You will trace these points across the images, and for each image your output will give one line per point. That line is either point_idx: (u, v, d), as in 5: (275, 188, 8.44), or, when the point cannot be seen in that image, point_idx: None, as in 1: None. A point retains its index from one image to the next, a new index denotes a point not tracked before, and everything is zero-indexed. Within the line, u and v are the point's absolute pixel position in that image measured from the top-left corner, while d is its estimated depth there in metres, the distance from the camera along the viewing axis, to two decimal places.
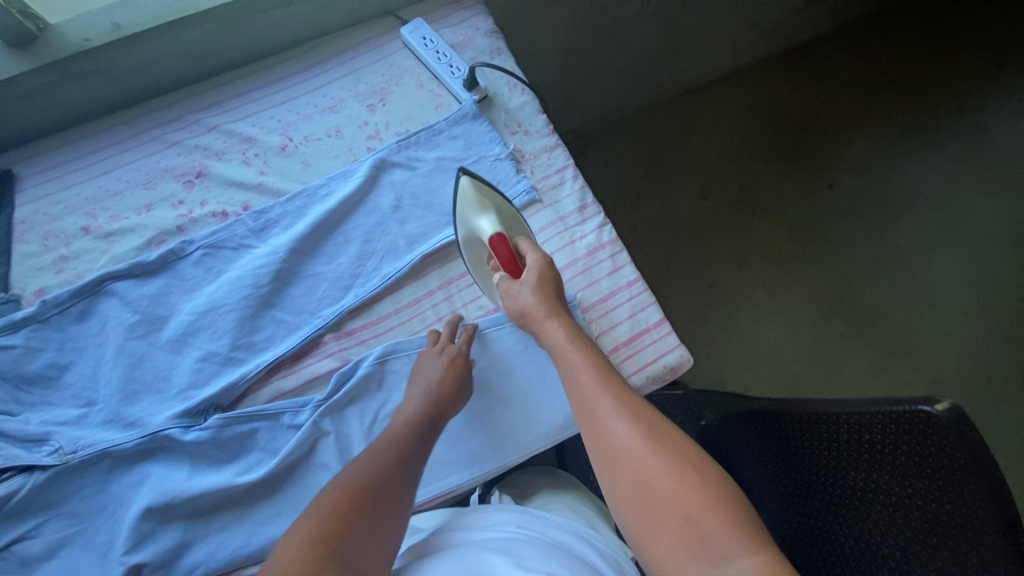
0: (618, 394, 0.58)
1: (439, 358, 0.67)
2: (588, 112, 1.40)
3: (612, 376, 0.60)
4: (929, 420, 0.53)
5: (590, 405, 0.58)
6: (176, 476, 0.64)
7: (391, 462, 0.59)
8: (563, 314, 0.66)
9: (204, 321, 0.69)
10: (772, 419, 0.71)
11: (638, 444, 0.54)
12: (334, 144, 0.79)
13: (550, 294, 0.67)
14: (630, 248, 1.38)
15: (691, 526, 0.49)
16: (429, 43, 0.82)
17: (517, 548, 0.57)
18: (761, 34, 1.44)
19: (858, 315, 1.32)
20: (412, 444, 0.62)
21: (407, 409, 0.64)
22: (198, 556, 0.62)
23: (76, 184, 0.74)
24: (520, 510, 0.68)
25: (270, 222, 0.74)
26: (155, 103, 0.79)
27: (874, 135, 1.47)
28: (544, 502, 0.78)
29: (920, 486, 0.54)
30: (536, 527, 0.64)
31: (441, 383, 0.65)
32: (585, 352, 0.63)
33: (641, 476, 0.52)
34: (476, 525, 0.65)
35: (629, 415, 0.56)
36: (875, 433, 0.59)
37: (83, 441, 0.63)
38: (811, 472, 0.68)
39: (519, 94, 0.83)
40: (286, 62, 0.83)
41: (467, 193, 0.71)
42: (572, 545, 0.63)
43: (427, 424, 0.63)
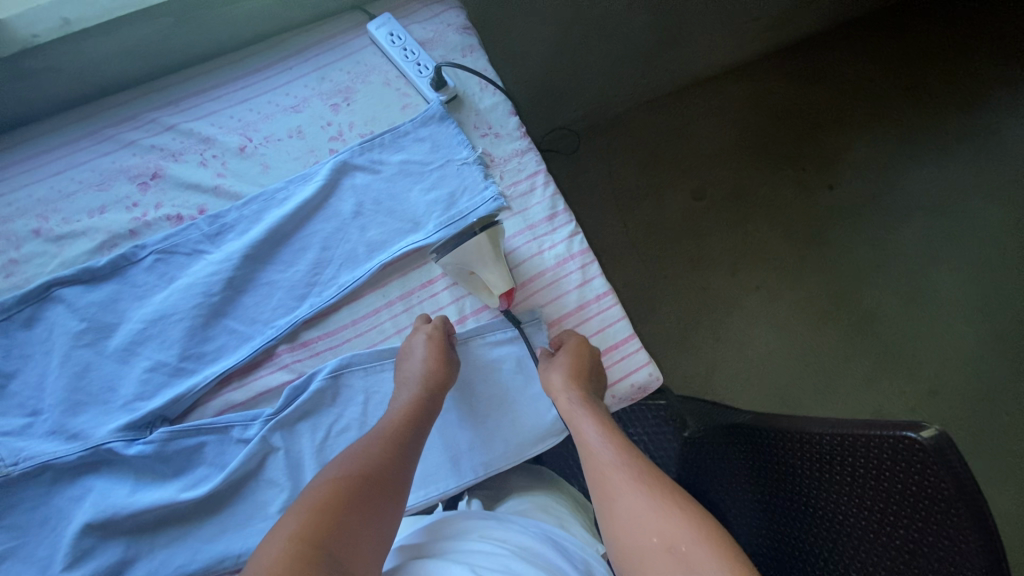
0: (617, 444, 0.58)
1: (417, 336, 0.66)
2: (580, 107, 1.35)
3: (613, 424, 0.61)
4: (913, 447, 0.52)
5: (591, 454, 0.58)
6: (119, 490, 0.62)
7: (382, 451, 0.58)
8: (586, 382, 0.63)
9: (154, 330, 0.67)
10: (749, 435, 0.67)
11: (633, 489, 0.54)
12: (295, 145, 0.76)
13: (578, 369, 0.64)
14: (619, 249, 1.34)
15: (676, 557, 0.49)
16: (397, 40, 0.78)
17: (480, 563, 0.54)
18: (764, 28, 1.38)
19: (856, 322, 1.27)
20: (409, 430, 0.60)
21: (403, 397, 0.63)
22: (141, 572, 0.61)
23: (29, 184, 0.72)
24: (482, 516, 0.63)
25: (225, 227, 0.71)
26: (113, 100, 0.77)
27: (880, 135, 1.41)
28: (512, 503, 0.71)
29: (904, 516, 0.53)
30: (500, 535, 0.59)
31: (426, 360, 0.63)
32: (589, 405, 0.62)
33: (636, 520, 0.52)
34: (439, 537, 0.61)
35: (626, 463, 0.56)
36: (856, 456, 0.56)
37: (25, 452, 0.61)
38: (789, 492, 0.64)
39: (490, 94, 0.79)
40: (249, 58, 0.79)
41: (484, 246, 0.66)
42: (538, 551, 0.58)
43: (422, 410, 0.62)
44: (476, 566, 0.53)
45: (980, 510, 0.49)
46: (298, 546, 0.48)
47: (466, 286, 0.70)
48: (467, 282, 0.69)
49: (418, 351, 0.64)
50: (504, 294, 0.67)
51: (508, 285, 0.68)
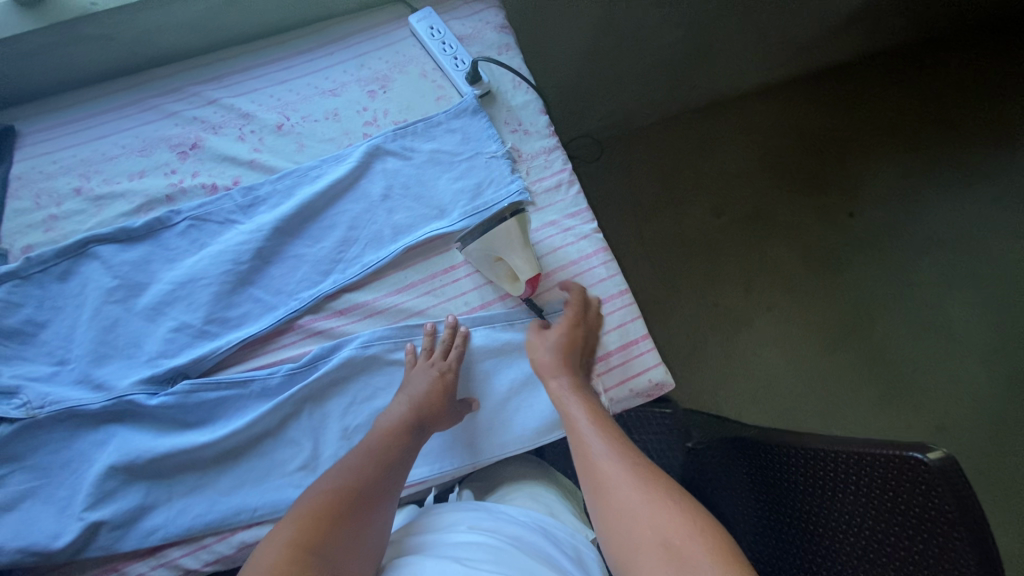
0: (609, 436, 0.59)
1: (428, 371, 0.66)
2: (605, 116, 1.37)
3: (600, 412, 0.62)
4: (919, 468, 0.52)
5: (582, 446, 0.59)
6: (140, 438, 0.64)
7: (374, 467, 0.59)
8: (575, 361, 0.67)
9: (182, 292, 0.69)
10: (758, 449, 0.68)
11: (625, 477, 0.54)
12: (330, 127, 0.78)
13: (569, 354, 0.67)
14: (633, 259, 1.35)
15: (670, 550, 0.48)
16: (436, 34, 0.81)
17: (468, 556, 0.54)
18: (790, 52, 1.41)
19: (867, 350, 1.27)
20: (400, 443, 0.62)
21: (392, 413, 0.64)
22: (157, 520, 0.62)
23: (76, 145, 0.75)
24: (469, 507, 0.64)
25: (258, 199, 0.74)
26: (161, 71, 0.80)
27: (902, 168, 1.42)
28: (505, 492, 0.72)
29: (905, 537, 0.53)
30: (489, 526, 0.60)
31: (429, 394, 0.64)
32: (580, 391, 0.64)
33: (629, 510, 0.52)
34: (431, 530, 0.62)
35: (618, 455, 0.56)
36: (864, 475, 0.57)
37: (50, 397, 0.64)
38: (789, 502, 0.65)
39: (523, 92, 0.81)
40: (292, 41, 0.82)
41: (512, 231, 0.69)
42: (528, 540, 0.59)
43: (409, 428, 0.63)
44: (464, 560, 0.53)
45: (982, 535, 0.49)
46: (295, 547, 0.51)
47: (492, 273, 0.72)
48: (492, 269, 0.71)
49: (424, 382, 0.65)
50: (530, 279, 0.68)
51: (535, 271, 0.69)
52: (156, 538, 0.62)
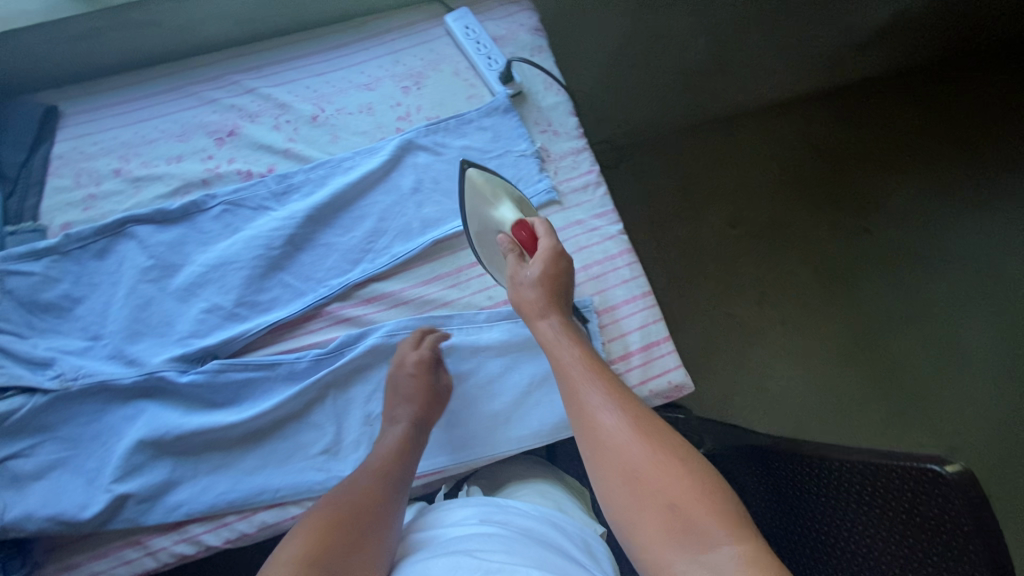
0: (605, 385, 0.56)
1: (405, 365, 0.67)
2: (627, 123, 1.38)
3: (595, 357, 0.60)
4: (936, 480, 0.51)
5: (577, 397, 0.56)
6: (169, 415, 0.65)
7: (380, 477, 0.60)
8: (560, 296, 0.64)
9: (214, 274, 0.70)
10: (770, 456, 0.69)
11: (626, 431, 0.52)
12: (364, 120, 0.80)
13: (553, 290, 0.64)
14: (649, 267, 1.36)
15: (678, 515, 0.47)
16: (471, 33, 0.82)
17: (480, 548, 0.54)
18: (813, 67, 1.42)
19: (879, 367, 1.27)
20: (398, 465, 0.62)
21: (392, 434, 0.65)
22: (181, 496, 0.64)
23: (116, 127, 0.77)
24: (479, 500, 0.64)
25: (291, 187, 0.75)
26: (201, 59, 0.82)
27: (921, 187, 1.42)
28: (511, 490, 0.72)
29: (919, 546, 0.53)
30: (500, 519, 0.60)
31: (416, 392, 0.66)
32: (571, 335, 0.62)
33: (633, 466, 0.50)
34: (438, 527, 0.62)
35: (616, 407, 0.54)
36: (879, 484, 0.56)
37: (84, 370, 0.65)
38: (808, 511, 0.65)
39: (554, 94, 0.82)
40: (329, 35, 0.84)
41: (478, 183, 0.70)
42: (539, 534, 0.60)
43: (412, 446, 0.64)
44: (476, 551, 0.53)
45: (997, 550, 0.48)
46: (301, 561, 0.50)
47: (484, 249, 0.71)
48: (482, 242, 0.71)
49: (414, 391, 0.66)
50: (517, 222, 0.67)
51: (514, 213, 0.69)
52: (180, 513, 0.63)
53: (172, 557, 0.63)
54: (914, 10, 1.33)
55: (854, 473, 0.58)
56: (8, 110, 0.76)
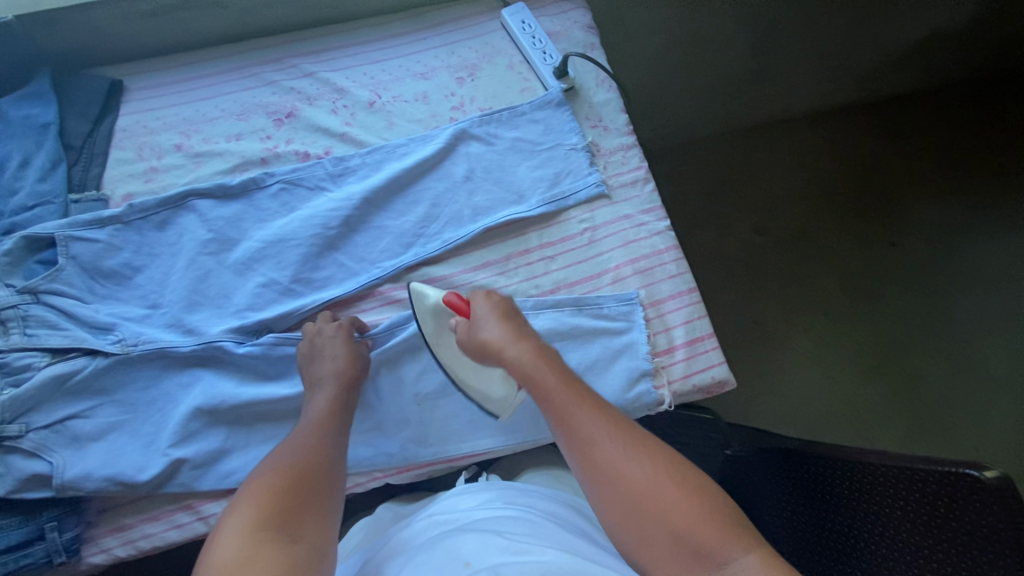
0: (594, 410, 0.58)
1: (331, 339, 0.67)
2: (663, 124, 1.38)
3: (577, 379, 0.61)
4: (975, 486, 0.50)
5: (569, 423, 0.57)
6: (225, 384, 0.67)
7: (318, 442, 0.59)
8: (523, 327, 0.65)
9: (272, 251, 0.72)
10: (791, 458, 0.67)
11: (623, 456, 0.54)
12: (419, 108, 0.82)
13: (517, 326, 0.65)
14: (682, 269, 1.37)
15: (685, 540, 0.49)
16: (527, 28, 0.84)
17: (507, 530, 0.54)
18: (846, 80, 1.43)
19: (899, 380, 1.28)
20: (333, 428, 0.61)
21: (319, 400, 0.63)
22: (234, 464, 0.65)
23: (178, 104, 0.79)
24: (501, 485, 0.65)
25: (347, 170, 0.77)
26: (263, 41, 0.84)
27: (947, 204, 1.42)
28: (528, 475, 0.74)
29: (952, 553, 0.52)
30: (523, 502, 0.61)
31: (347, 356, 0.66)
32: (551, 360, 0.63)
33: (635, 487, 0.52)
34: (446, 512, 0.61)
35: (609, 431, 0.56)
36: (908, 489, 0.55)
37: (144, 336, 0.66)
38: (824, 510, 0.64)
39: (605, 90, 0.84)
40: (387, 25, 0.86)
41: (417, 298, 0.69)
42: (563, 516, 0.61)
43: (342, 407, 0.64)
44: (505, 533, 0.53)
45: None
46: (253, 533, 0.48)
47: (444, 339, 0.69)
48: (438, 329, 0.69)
49: (337, 356, 0.65)
50: (449, 296, 0.67)
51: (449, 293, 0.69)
52: (233, 480, 0.65)
53: None
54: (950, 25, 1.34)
55: (882, 478, 0.56)
56: (74, 82, 0.78)
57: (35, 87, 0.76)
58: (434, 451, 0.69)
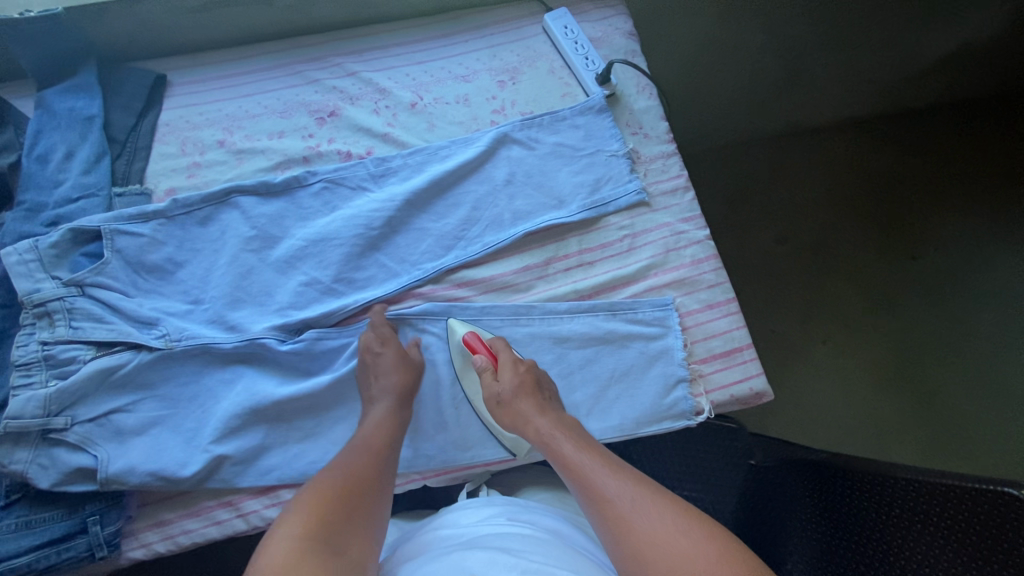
0: (609, 468, 0.59)
1: (385, 352, 0.66)
2: (692, 126, 1.37)
3: (594, 444, 0.63)
4: (1013, 504, 0.50)
5: (585, 477, 0.58)
6: (267, 382, 0.67)
7: (371, 458, 0.59)
8: (544, 391, 0.66)
9: (314, 250, 0.72)
10: (821, 472, 0.67)
11: (637, 510, 0.54)
12: (461, 111, 0.82)
13: (536, 385, 0.66)
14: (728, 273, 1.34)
15: None
16: (570, 33, 0.84)
17: (514, 547, 0.53)
18: (875, 93, 1.39)
19: (920, 395, 1.22)
20: (387, 444, 0.62)
21: (375, 413, 0.64)
22: (273, 461, 0.65)
23: (221, 100, 0.80)
24: (504, 502, 0.64)
25: (389, 171, 0.77)
26: (305, 40, 0.84)
27: (975, 216, 1.35)
28: (528, 491, 0.73)
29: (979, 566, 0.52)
30: (527, 518, 0.61)
31: (399, 375, 0.65)
32: (568, 425, 0.64)
33: (649, 536, 0.52)
34: (450, 526, 0.61)
35: (626, 485, 0.57)
36: (938, 504, 0.55)
37: (187, 332, 0.66)
38: (854, 526, 0.62)
39: (646, 97, 0.84)
40: (430, 26, 0.86)
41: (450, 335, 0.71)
42: (566, 534, 0.61)
43: (398, 427, 0.64)
44: (512, 550, 0.53)
45: None
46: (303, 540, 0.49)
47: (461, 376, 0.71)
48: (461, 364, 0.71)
49: (389, 372, 0.65)
50: (466, 335, 0.70)
51: (472, 331, 0.71)
52: (272, 478, 0.65)
53: (262, 521, 0.65)
54: (991, 37, 1.29)
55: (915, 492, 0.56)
56: (120, 76, 0.78)
57: (80, 79, 0.76)
58: (472, 454, 0.69)
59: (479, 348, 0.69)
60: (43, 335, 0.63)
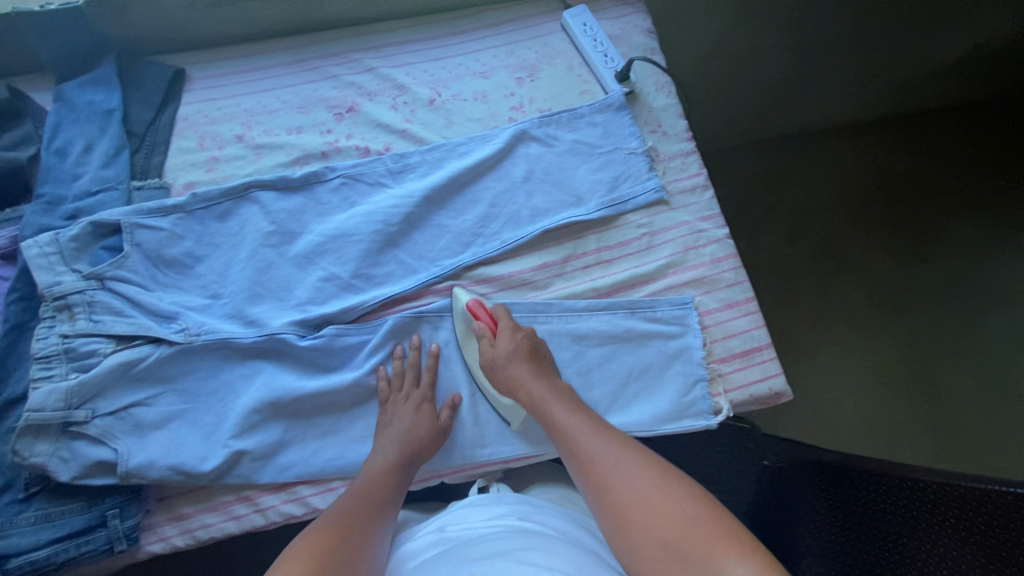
0: (600, 432, 0.59)
1: (406, 405, 0.66)
2: (712, 125, 1.35)
3: (588, 410, 0.63)
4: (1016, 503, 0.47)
5: (575, 443, 0.58)
6: (286, 377, 0.67)
7: (368, 509, 0.58)
8: (542, 362, 0.66)
9: (332, 245, 0.72)
10: (831, 472, 0.65)
11: (623, 471, 0.54)
12: (479, 107, 0.81)
13: (531, 352, 0.66)
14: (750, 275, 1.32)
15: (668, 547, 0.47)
16: (589, 30, 0.84)
17: (516, 546, 0.51)
18: (889, 90, 1.37)
19: (931, 397, 1.20)
20: (386, 494, 0.60)
21: (377, 462, 0.63)
22: (292, 458, 0.65)
23: (240, 95, 0.79)
24: (515, 500, 0.62)
25: (408, 167, 0.77)
26: (323, 36, 0.84)
27: (984, 218, 1.34)
28: (537, 491, 0.72)
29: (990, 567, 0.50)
30: (538, 519, 0.58)
31: (413, 428, 0.64)
32: (564, 394, 0.64)
33: (630, 496, 0.52)
34: (457, 524, 0.59)
35: (615, 449, 0.57)
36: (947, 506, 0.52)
37: (207, 326, 0.66)
38: (871, 528, 0.61)
39: (665, 95, 0.84)
40: (448, 23, 0.86)
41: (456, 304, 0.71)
42: (577, 535, 0.58)
43: (399, 474, 0.62)
44: (514, 549, 0.50)
45: None
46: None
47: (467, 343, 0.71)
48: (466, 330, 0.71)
49: (406, 422, 0.65)
50: (471, 302, 0.70)
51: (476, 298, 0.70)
52: (290, 474, 0.65)
53: (280, 517, 0.65)
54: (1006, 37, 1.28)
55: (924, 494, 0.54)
56: (138, 69, 0.78)
57: (99, 72, 0.76)
58: (490, 451, 0.69)
59: (483, 314, 0.69)
60: (63, 328, 0.63)
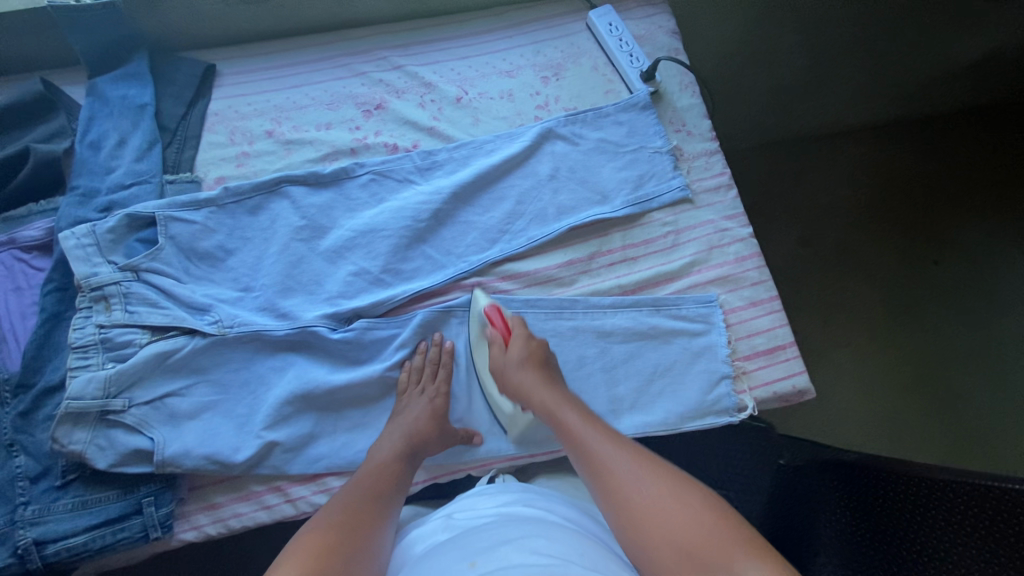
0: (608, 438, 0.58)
1: (418, 398, 0.67)
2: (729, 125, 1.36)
3: (594, 416, 0.62)
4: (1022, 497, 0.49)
5: (585, 449, 0.57)
6: (317, 370, 0.68)
7: (371, 498, 0.58)
8: (548, 369, 0.66)
9: (362, 240, 0.73)
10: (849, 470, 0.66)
11: (638, 478, 0.53)
12: (505, 106, 0.82)
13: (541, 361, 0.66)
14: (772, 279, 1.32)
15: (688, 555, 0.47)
16: (614, 30, 0.85)
17: (518, 534, 0.51)
18: (902, 95, 1.38)
19: (940, 399, 1.21)
20: (391, 484, 0.61)
21: (383, 450, 0.63)
22: (322, 450, 0.66)
23: (269, 91, 0.80)
24: (520, 488, 0.62)
25: (435, 164, 0.77)
26: (350, 34, 0.85)
27: (997, 221, 1.34)
28: (543, 479, 0.71)
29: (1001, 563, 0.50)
30: (543, 506, 0.59)
31: (421, 419, 0.65)
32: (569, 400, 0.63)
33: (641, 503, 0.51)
34: (463, 513, 0.59)
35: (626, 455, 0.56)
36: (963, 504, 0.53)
37: (239, 318, 0.67)
38: (883, 526, 0.61)
39: (689, 95, 0.84)
40: (475, 22, 0.87)
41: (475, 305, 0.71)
42: (583, 522, 0.58)
43: (404, 464, 0.63)
44: (515, 536, 0.50)
45: None
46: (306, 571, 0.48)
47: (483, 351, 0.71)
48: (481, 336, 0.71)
49: (417, 412, 0.66)
50: (488, 306, 0.69)
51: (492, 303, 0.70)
52: (321, 466, 0.66)
53: (310, 507, 0.65)
54: None
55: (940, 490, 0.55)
56: (170, 65, 0.79)
57: (132, 67, 0.76)
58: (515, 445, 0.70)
59: (498, 319, 0.68)
60: (99, 319, 0.64)
